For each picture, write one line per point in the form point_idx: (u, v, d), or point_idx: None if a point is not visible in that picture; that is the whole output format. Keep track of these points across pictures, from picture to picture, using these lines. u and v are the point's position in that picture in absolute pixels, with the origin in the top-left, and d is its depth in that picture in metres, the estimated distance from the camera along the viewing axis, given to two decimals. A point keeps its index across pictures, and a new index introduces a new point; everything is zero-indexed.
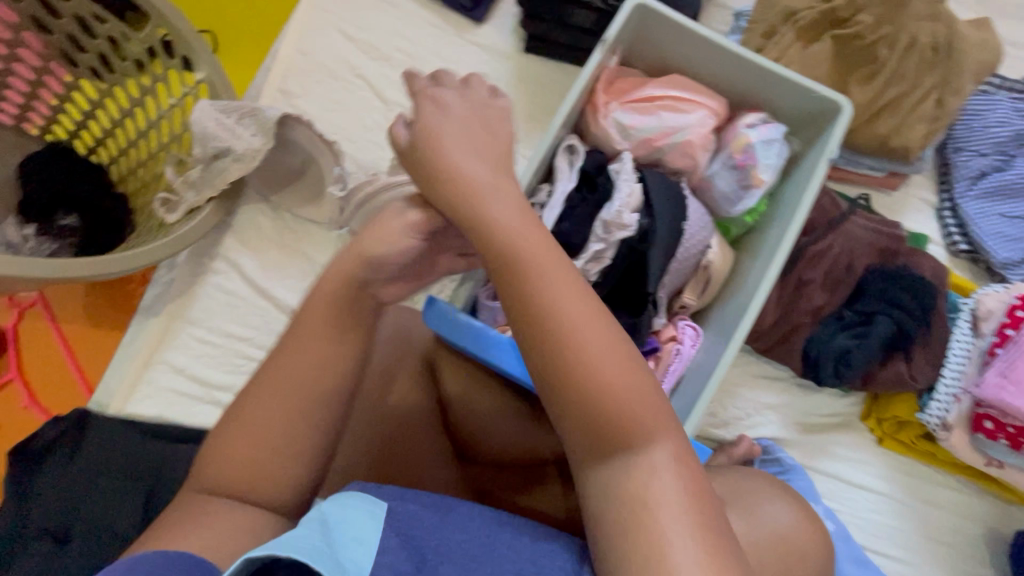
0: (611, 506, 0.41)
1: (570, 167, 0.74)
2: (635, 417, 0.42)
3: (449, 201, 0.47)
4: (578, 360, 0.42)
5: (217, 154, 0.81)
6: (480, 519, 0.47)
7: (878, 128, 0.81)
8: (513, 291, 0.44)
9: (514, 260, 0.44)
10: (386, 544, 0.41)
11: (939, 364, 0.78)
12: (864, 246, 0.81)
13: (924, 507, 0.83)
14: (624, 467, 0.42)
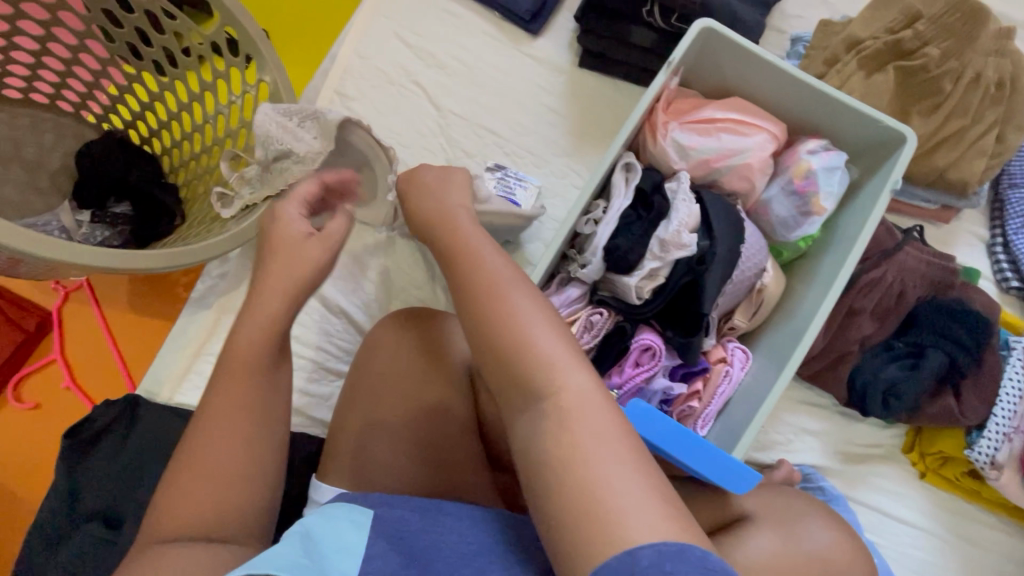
0: (570, 519, 0.39)
1: (627, 184, 0.73)
2: (594, 427, 0.42)
3: (442, 243, 0.56)
4: (520, 359, 0.46)
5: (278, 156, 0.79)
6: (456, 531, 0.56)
7: (936, 161, 0.82)
8: (486, 321, 0.48)
9: (478, 282, 0.50)
10: (374, 550, 0.52)
11: (991, 402, 0.78)
12: (917, 278, 0.81)
13: (964, 545, 0.82)
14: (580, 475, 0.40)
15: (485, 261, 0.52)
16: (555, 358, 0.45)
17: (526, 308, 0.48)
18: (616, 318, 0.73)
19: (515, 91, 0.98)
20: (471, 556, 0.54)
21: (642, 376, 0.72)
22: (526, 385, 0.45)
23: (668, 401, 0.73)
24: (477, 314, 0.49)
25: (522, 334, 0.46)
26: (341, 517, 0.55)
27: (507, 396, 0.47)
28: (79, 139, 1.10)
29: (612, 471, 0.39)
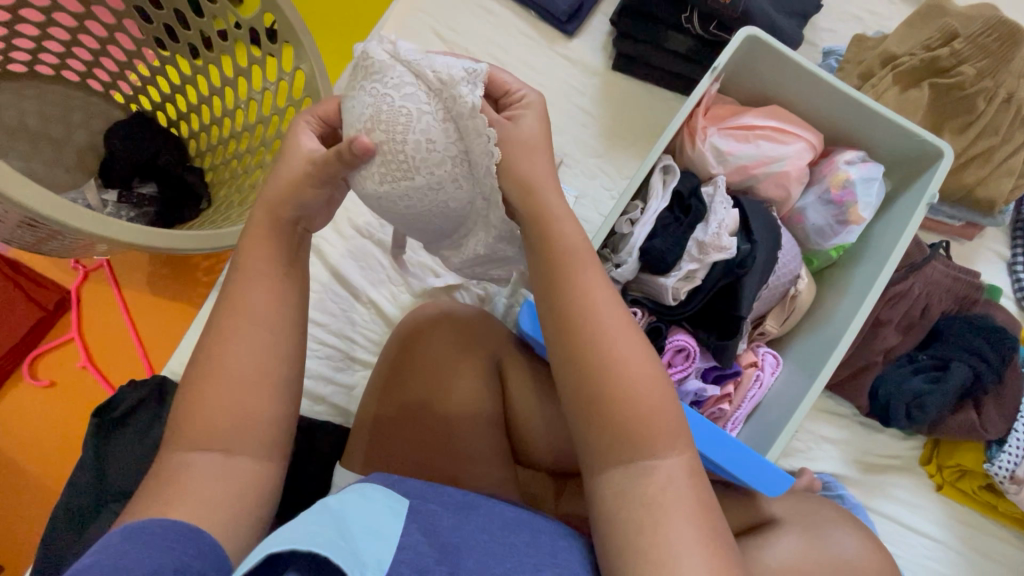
0: (629, 556, 0.46)
1: (664, 186, 0.74)
2: (669, 500, 0.48)
3: (556, 267, 0.54)
4: (624, 422, 0.50)
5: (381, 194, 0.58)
6: (498, 529, 0.59)
7: (965, 179, 0.84)
8: (597, 377, 0.51)
9: (585, 323, 0.52)
10: (414, 539, 0.52)
11: (1012, 418, 0.78)
12: (943, 292, 0.82)
13: (980, 558, 0.83)
14: (649, 535, 0.46)
15: (602, 309, 0.53)
16: (663, 427, 0.50)
17: (643, 373, 0.52)
18: (650, 318, 0.75)
19: (547, 90, 0.99)
20: (503, 552, 0.55)
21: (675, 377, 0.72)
22: (628, 444, 0.50)
23: (699, 402, 0.73)
24: (590, 361, 0.52)
25: (635, 397, 0.50)
26: (381, 504, 0.54)
27: (603, 445, 0.51)
28: (105, 118, 1.10)
29: (681, 537, 0.46)
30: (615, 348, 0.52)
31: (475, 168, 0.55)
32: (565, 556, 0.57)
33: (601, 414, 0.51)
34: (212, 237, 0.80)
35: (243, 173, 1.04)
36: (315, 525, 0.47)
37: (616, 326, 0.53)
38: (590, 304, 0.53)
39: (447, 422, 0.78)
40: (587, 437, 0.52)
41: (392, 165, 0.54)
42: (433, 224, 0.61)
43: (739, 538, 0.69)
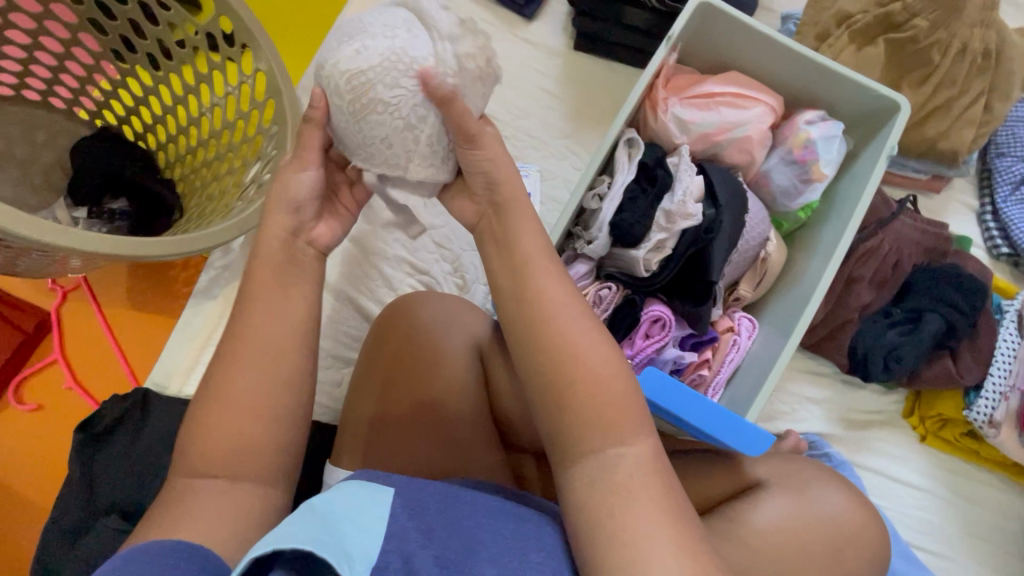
0: (604, 538, 0.47)
1: (630, 160, 0.75)
2: (637, 483, 0.48)
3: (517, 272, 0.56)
4: (585, 416, 0.51)
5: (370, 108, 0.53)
6: (479, 515, 0.58)
7: (927, 131, 0.84)
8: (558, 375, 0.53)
9: (543, 323, 0.54)
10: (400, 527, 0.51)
11: (987, 363, 0.79)
12: (913, 246, 0.83)
13: (965, 504, 0.84)
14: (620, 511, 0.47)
15: (564, 303, 0.55)
16: (627, 413, 0.51)
17: (602, 367, 0.53)
18: (625, 292, 0.75)
19: (512, 74, 0.99)
20: (488, 537, 0.55)
21: (653, 347, 0.73)
22: (591, 428, 0.51)
23: (679, 370, 0.74)
24: (553, 355, 0.53)
25: (598, 386, 0.52)
26: (363, 497, 0.53)
27: (569, 439, 0.52)
28: (71, 136, 1.09)
29: (656, 511, 0.47)
30: (571, 344, 0.53)
31: (429, 18, 0.54)
32: (545, 538, 0.58)
33: (565, 405, 0.52)
34: (186, 243, 0.80)
35: (215, 181, 1.03)
36: (297, 526, 0.47)
37: (575, 319, 0.55)
38: (546, 302, 0.55)
39: (432, 415, 0.78)
40: (556, 429, 0.53)
41: (348, 37, 0.55)
42: (401, 97, 0.53)
43: (726, 504, 0.71)
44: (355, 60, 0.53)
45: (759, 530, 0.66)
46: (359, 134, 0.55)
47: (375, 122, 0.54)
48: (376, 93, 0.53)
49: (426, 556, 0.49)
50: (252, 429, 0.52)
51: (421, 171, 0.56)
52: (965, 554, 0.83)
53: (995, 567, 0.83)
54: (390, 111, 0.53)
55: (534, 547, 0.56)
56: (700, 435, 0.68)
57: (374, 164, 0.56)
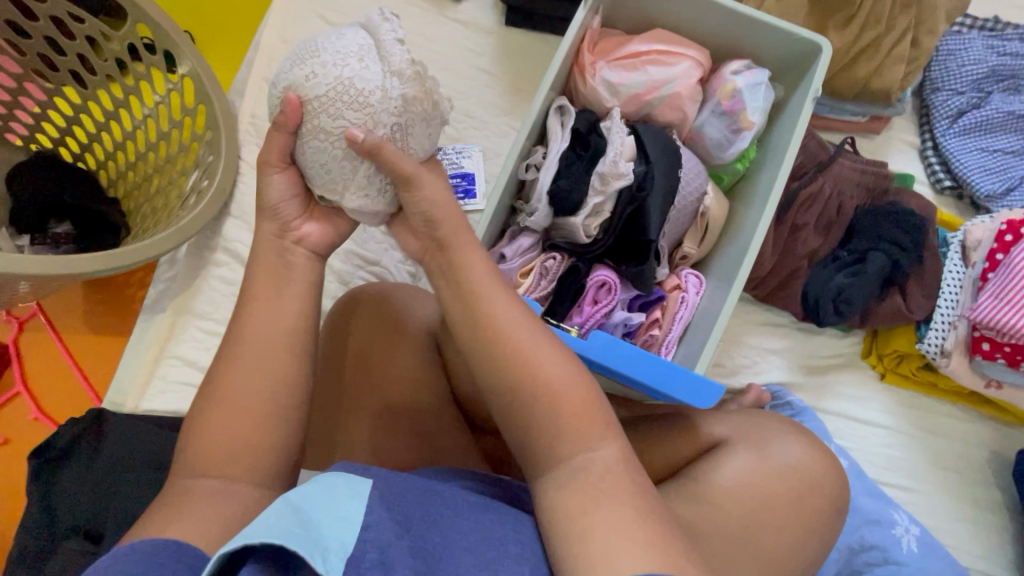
0: (565, 527, 0.48)
1: (563, 128, 0.74)
2: (592, 479, 0.49)
3: (470, 303, 0.54)
4: (554, 442, 0.50)
5: (317, 135, 0.54)
6: (457, 503, 0.53)
7: (858, 73, 0.85)
8: (522, 404, 0.51)
9: (499, 351, 0.52)
10: (375, 518, 0.45)
11: (935, 295, 0.80)
12: (854, 187, 0.84)
13: (929, 437, 0.85)
14: (572, 487, 0.49)
15: (518, 327, 0.53)
16: (594, 421, 0.51)
17: (563, 387, 0.51)
18: (570, 260, 0.74)
19: (445, 56, 0.97)
20: (468, 524, 0.51)
21: (600, 313, 0.72)
22: (560, 448, 0.50)
23: (630, 333, 0.74)
24: (514, 384, 0.51)
25: (563, 406, 0.50)
26: (342, 485, 0.47)
27: (539, 456, 0.51)
28: (7, 163, 1.06)
29: (596, 488, 0.48)
30: (530, 373, 0.51)
31: (383, 48, 0.54)
32: (518, 520, 0.54)
33: (535, 423, 0.51)
34: (129, 255, 0.78)
35: (157, 194, 1.01)
36: (268, 518, 0.42)
37: (531, 341, 0.53)
38: (500, 329, 0.52)
39: (388, 404, 0.76)
40: (523, 438, 0.52)
41: (301, 56, 0.55)
42: (343, 129, 0.53)
43: (690, 465, 0.71)
44: (304, 85, 0.54)
45: (725, 485, 0.67)
46: (307, 155, 0.55)
47: (315, 149, 0.54)
48: (319, 121, 0.54)
49: (400, 546, 0.44)
50: (193, 432, 0.52)
51: (355, 199, 0.55)
52: (935, 487, 0.84)
53: (964, 495, 0.84)
54: (329, 140, 0.54)
55: (511, 530, 0.53)
56: (653, 393, 0.68)
57: (314, 184, 0.57)
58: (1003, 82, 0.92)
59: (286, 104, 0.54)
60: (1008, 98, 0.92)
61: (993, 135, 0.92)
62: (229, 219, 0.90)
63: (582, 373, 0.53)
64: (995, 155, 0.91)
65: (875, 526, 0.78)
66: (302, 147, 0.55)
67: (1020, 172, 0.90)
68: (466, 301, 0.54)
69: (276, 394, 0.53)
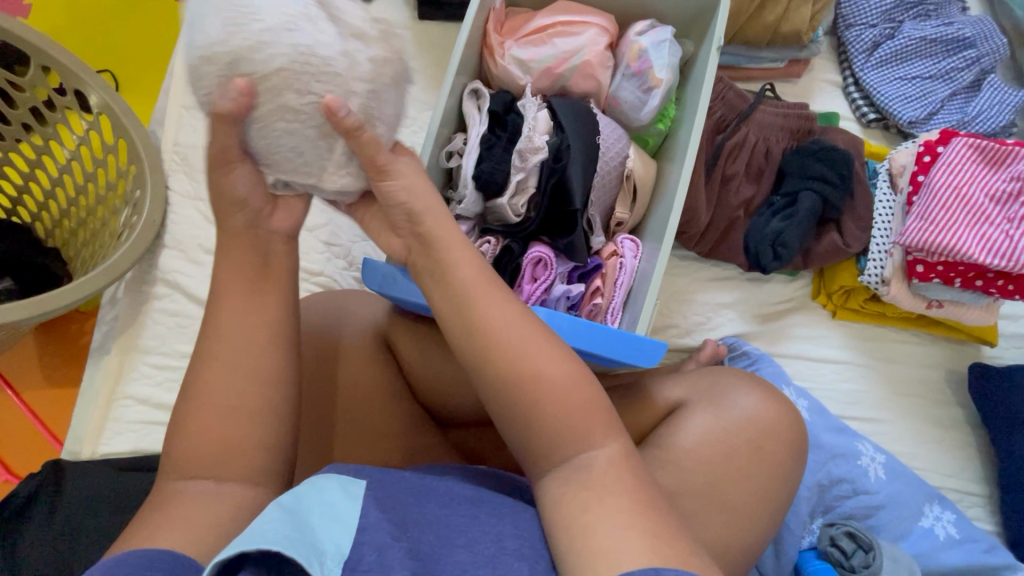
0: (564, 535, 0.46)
1: (479, 110, 0.74)
2: (594, 479, 0.46)
3: (461, 307, 0.49)
4: (560, 447, 0.48)
5: (284, 112, 0.46)
6: (453, 506, 0.51)
7: (767, 19, 0.86)
8: (523, 412, 0.48)
9: (496, 356, 0.49)
10: (367, 521, 0.44)
11: (869, 227, 0.81)
12: (778, 132, 0.84)
13: (887, 365, 0.87)
14: (569, 491, 0.47)
15: (507, 331, 0.49)
16: (593, 417, 0.48)
17: (565, 390, 0.48)
18: (504, 242, 0.74)
19: None
20: (463, 522, 0.49)
21: (540, 289, 0.72)
22: (567, 452, 0.48)
23: (573, 305, 0.74)
24: (513, 389, 0.48)
25: (565, 409, 0.48)
26: (332, 489, 0.47)
27: (544, 464, 0.49)
28: None
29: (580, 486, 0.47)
30: (530, 378, 0.48)
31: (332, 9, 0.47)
32: (521, 517, 0.51)
33: (532, 421, 0.48)
34: (66, 296, 0.77)
35: (92, 238, 0.98)
36: (262, 523, 0.41)
37: (526, 343, 0.49)
38: (495, 332, 0.49)
39: (344, 425, 0.70)
40: (521, 439, 0.49)
41: (231, 21, 0.44)
42: (315, 104, 0.46)
43: (654, 431, 0.71)
44: (253, 59, 0.44)
45: (685, 442, 0.67)
46: (268, 142, 0.47)
47: (284, 134, 0.46)
48: (283, 99, 0.45)
49: (396, 546, 0.43)
50: None
51: (343, 186, 0.50)
52: (898, 413, 0.85)
53: (928, 416, 0.86)
54: (301, 119, 0.46)
55: (508, 524, 0.49)
56: (596, 359, 0.67)
57: (278, 173, 0.49)
58: (911, 10, 0.94)
59: (238, 100, 0.45)
60: (918, 25, 0.93)
61: (909, 63, 0.94)
62: (164, 250, 0.89)
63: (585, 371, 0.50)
64: (914, 83, 0.93)
65: (840, 460, 0.80)
66: (260, 136, 0.47)
67: (938, 97, 0.92)
68: (461, 304, 0.49)
69: (202, 420, 0.49)
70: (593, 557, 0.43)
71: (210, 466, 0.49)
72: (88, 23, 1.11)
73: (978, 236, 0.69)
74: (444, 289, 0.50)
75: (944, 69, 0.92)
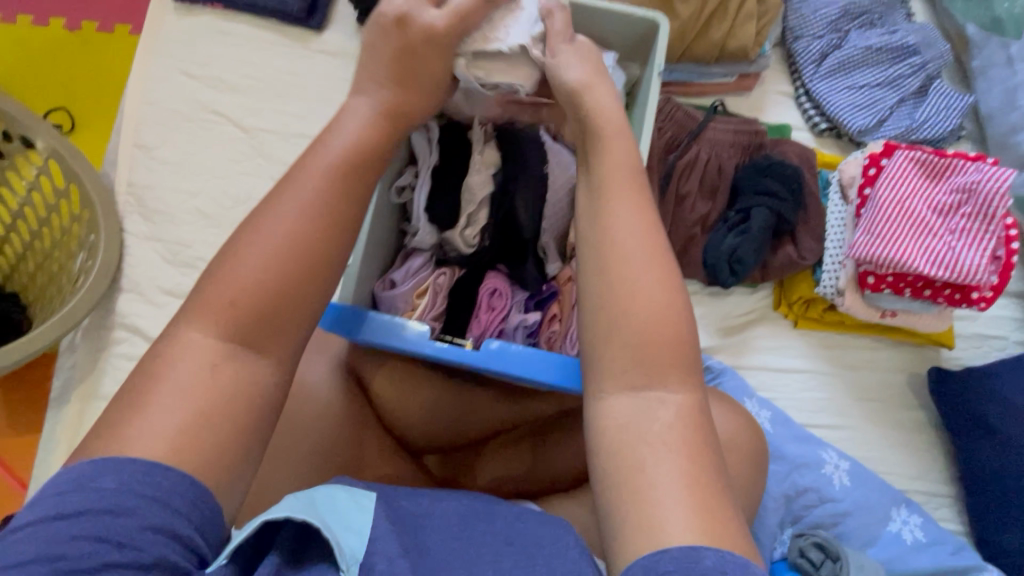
0: (622, 506, 0.39)
1: (430, 143, 0.72)
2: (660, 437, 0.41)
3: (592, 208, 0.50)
4: (642, 369, 0.44)
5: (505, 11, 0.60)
6: (451, 516, 0.47)
7: (713, 37, 0.88)
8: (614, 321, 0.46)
9: (609, 254, 0.48)
10: (379, 530, 0.42)
11: (823, 238, 0.83)
12: (729, 148, 0.85)
13: (849, 372, 0.88)
14: (631, 447, 0.41)
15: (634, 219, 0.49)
16: (674, 348, 0.44)
17: (660, 314, 0.45)
18: (459, 273, 0.74)
19: (315, 90, 0.97)
20: (461, 536, 0.46)
21: (496, 319, 0.72)
22: (645, 377, 0.44)
23: (531, 334, 0.74)
24: (612, 295, 0.46)
25: (652, 331, 0.44)
26: (343, 499, 0.44)
27: (619, 400, 0.44)
28: None
29: (655, 447, 0.40)
30: (638, 281, 0.46)
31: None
32: (526, 530, 0.47)
33: (617, 332, 0.45)
34: (18, 348, 0.75)
35: (46, 283, 0.95)
36: (284, 506, 0.40)
37: (642, 252, 0.47)
38: (613, 236, 0.48)
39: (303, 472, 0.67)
40: (606, 335, 0.46)
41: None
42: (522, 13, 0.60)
43: None
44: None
45: None
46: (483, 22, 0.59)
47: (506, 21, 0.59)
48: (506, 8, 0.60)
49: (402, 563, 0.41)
50: None
51: (532, 75, 0.62)
52: (861, 418, 0.86)
53: (892, 420, 0.87)
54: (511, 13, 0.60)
55: (507, 539, 0.46)
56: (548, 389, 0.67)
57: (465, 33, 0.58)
58: (856, 19, 0.96)
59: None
60: (863, 34, 0.95)
61: (858, 71, 0.95)
62: (121, 293, 0.88)
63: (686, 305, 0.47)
64: (862, 91, 0.94)
65: (804, 469, 0.81)
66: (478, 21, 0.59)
67: (887, 104, 0.93)
68: (596, 195, 0.51)
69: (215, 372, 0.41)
70: (642, 527, 0.38)
71: (248, 406, 0.41)
72: (41, 62, 1.10)
73: (922, 247, 0.72)
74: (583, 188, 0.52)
75: (891, 76, 0.94)
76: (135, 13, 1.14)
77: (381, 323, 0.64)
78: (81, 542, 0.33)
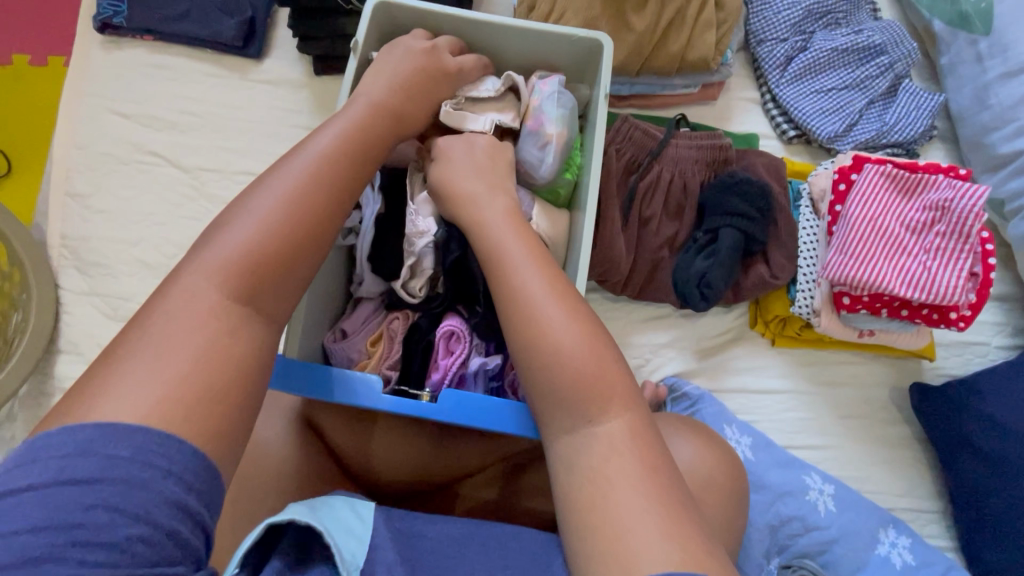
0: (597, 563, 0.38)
1: (372, 188, 0.69)
2: (612, 483, 0.40)
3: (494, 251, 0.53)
4: (581, 406, 0.44)
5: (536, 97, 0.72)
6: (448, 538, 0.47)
7: (671, 49, 0.84)
8: (537, 362, 0.46)
9: (511, 297, 0.49)
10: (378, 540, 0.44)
11: (795, 256, 0.80)
12: (693, 166, 0.81)
13: (830, 390, 0.85)
14: (592, 505, 0.40)
15: (525, 254, 0.52)
16: (611, 381, 0.44)
17: (578, 348, 0.45)
18: (414, 316, 0.70)
19: (258, 123, 0.91)
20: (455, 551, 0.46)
21: (455, 364, 0.66)
22: (580, 413, 0.44)
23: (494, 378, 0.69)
24: (526, 334, 0.47)
25: (571, 367, 0.45)
26: (342, 508, 0.45)
27: (565, 445, 0.44)
28: None
29: (621, 497, 0.39)
30: (545, 315, 0.47)
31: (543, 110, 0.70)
32: (511, 545, 0.47)
33: (548, 372, 0.45)
34: None
35: None
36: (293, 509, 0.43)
37: (540, 288, 0.49)
38: (514, 280, 0.50)
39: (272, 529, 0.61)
40: (536, 363, 0.46)
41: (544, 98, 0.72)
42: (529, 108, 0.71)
43: None
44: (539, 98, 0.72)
45: None
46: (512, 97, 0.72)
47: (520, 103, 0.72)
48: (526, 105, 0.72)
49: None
50: None
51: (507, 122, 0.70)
52: (844, 437, 0.83)
53: (876, 437, 0.84)
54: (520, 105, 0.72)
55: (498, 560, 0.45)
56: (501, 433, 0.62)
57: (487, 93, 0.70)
58: (820, 20, 0.92)
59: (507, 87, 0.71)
60: (828, 35, 0.91)
61: (824, 74, 0.91)
62: (60, 354, 0.82)
63: (602, 334, 0.47)
64: (830, 95, 0.90)
65: (788, 498, 0.78)
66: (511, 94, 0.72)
67: (856, 107, 0.90)
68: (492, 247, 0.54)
69: None
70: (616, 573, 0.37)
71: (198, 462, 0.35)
72: None
73: (898, 268, 0.70)
74: (480, 245, 0.55)
75: (859, 78, 0.90)
76: (64, 43, 1.07)
77: (337, 378, 0.57)
78: (94, 515, 0.30)
